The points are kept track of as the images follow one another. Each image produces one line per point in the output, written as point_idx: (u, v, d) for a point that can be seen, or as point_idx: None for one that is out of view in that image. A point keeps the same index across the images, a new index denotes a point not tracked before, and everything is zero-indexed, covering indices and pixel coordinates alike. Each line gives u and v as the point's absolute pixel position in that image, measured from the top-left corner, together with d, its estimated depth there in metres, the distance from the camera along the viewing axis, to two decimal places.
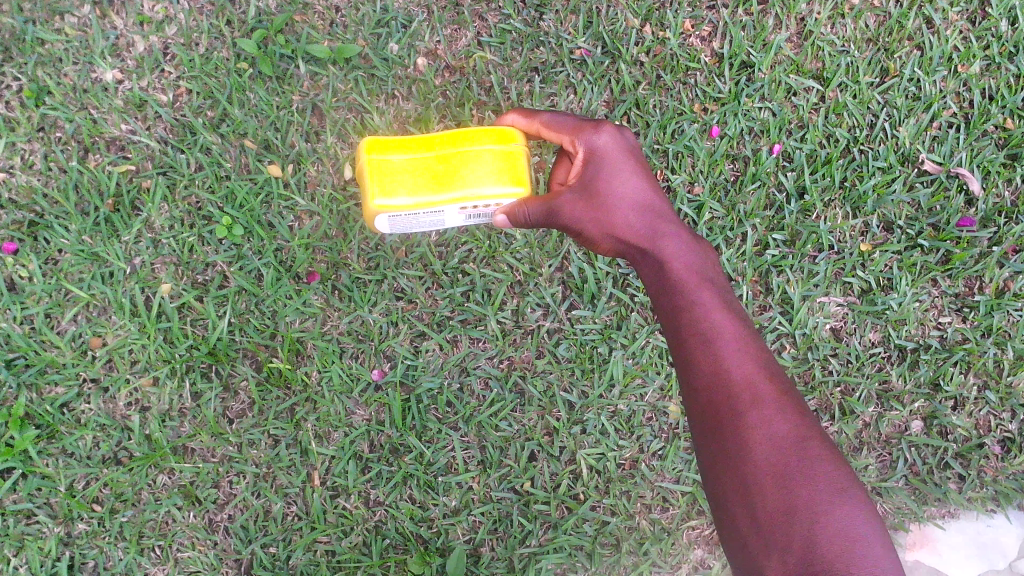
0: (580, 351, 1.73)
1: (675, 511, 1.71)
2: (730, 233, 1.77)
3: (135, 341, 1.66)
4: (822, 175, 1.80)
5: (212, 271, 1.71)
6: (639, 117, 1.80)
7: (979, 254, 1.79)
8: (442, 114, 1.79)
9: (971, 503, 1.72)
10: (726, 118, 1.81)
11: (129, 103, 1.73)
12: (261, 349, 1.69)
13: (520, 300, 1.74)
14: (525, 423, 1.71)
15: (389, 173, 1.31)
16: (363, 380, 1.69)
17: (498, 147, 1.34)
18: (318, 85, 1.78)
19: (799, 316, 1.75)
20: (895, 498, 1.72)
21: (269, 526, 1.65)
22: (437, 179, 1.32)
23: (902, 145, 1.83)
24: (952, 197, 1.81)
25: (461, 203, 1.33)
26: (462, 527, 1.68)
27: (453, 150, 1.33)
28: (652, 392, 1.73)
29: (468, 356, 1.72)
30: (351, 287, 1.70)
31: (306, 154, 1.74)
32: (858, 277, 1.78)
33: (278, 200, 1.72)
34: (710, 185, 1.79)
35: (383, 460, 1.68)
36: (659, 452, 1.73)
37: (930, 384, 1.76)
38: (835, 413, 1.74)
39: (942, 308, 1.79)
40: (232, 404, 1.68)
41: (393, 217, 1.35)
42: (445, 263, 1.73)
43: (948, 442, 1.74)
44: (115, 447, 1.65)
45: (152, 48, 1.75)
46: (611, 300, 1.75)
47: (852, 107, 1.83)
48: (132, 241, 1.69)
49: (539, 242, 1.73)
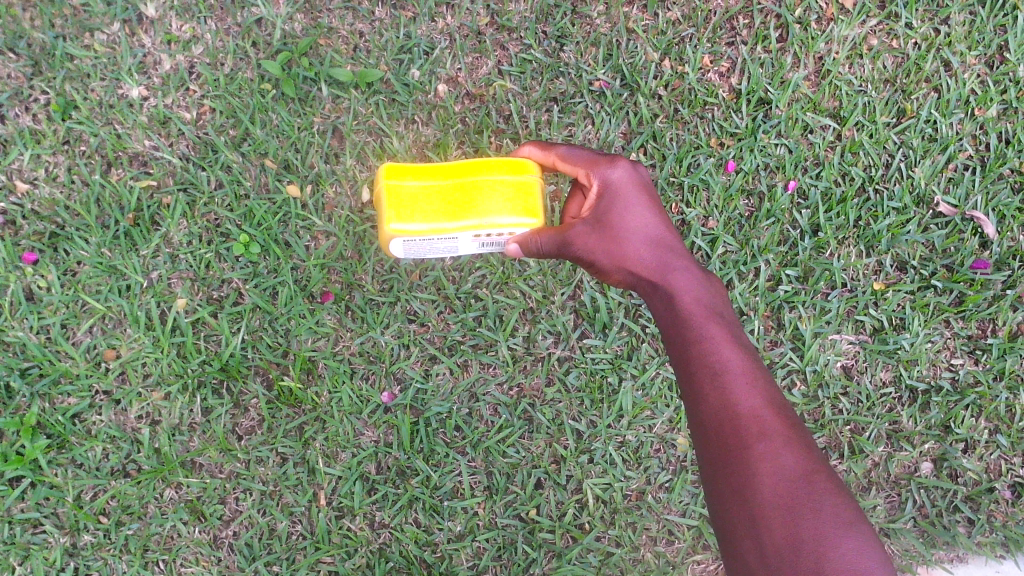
0: (589, 380, 1.73)
1: (680, 545, 1.70)
2: (743, 268, 1.77)
3: (149, 354, 1.68)
4: (837, 214, 1.81)
5: (227, 288, 1.73)
6: (656, 150, 1.81)
7: (993, 296, 1.79)
8: (461, 140, 1.81)
9: (980, 547, 1.69)
10: (742, 154, 1.83)
11: (154, 120, 1.77)
12: (273, 367, 1.70)
13: (532, 327, 1.75)
14: (532, 451, 1.71)
15: (404, 199, 1.33)
16: (372, 401, 1.69)
17: (518, 181, 1.36)
18: (340, 108, 1.80)
19: (810, 352, 1.74)
20: (903, 540, 1.70)
21: (273, 545, 1.65)
22: (454, 208, 1.33)
23: (917, 186, 1.83)
24: (967, 239, 1.81)
25: (475, 231, 1.33)
26: (466, 553, 1.67)
27: (471, 181, 1.35)
28: (660, 424, 1.73)
29: (478, 381, 1.72)
30: (365, 308, 1.72)
31: (325, 176, 1.76)
32: (870, 316, 1.78)
33: (296, 220, 1.74)
34: (724, 220, 1.80)
35: (389, 483, 1.68)
36: (666, 485, 1.72)
37: (941, 426, 1.75)
38: (844, 451, 1.73)
39: (954, 349, 1.78)
40: (242, 421, 1.69)
41: (408, 242, 1.36)
42: (458, 288, 1.74)
43: (958, 485, 1.72)
44: (124, 460, 1.65)
45: (178, 67, 1.78)
46: (623, 329, 1.75)
47: (868, 146, 1.84)
48: (150, 255, 1.71)
49: (553, 270, 1.74)
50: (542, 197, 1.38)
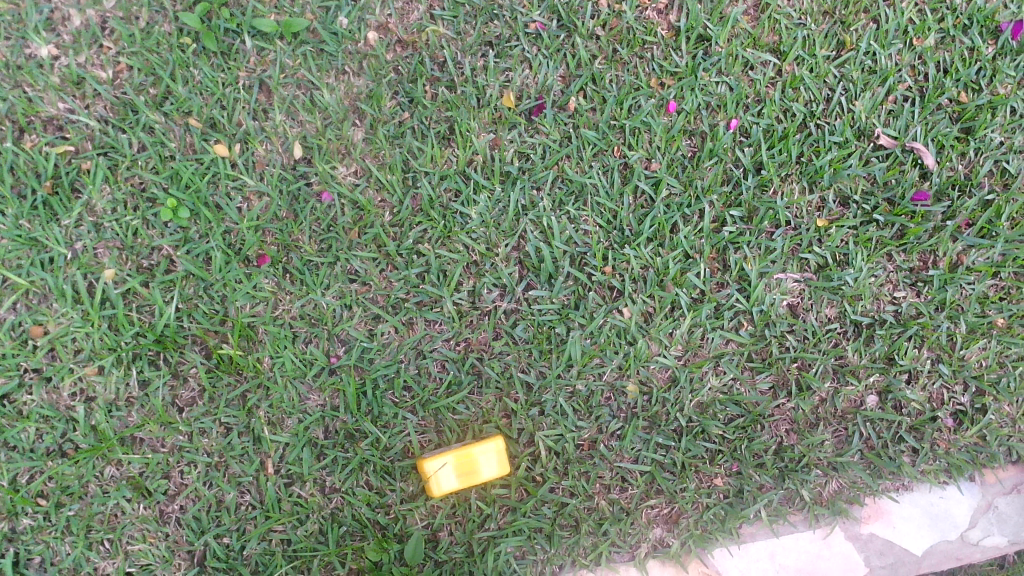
0: (537, 331, 1.69)
1: (633, 491, 1.68)
2: (687, 210, 1.76)
3: (78, 329, 1.62)
4: (779, 151, 1.79)
5: (157, 256, 1.67)
6: (595, 93, 1.78)
7: (933, 228, 1.78)
8: (395, 90, 1.75)
9: (924, 476, 1.73)
10: (683, 93, 1.79)
11: (67, 81, 1.68)
12: (210, 335, 1.65)
13: (476, 280, 1.71)
14: (482, 406, 1.68)
15: (476, 469, 1.56)
16: (317, 364, 1.65)
17: (482, 465, 1.56)
18: (265, 61, 1.74)
19: (756, 293, 1.73)
20: (850, 473, 1.71)
21: (222, 517, 1.62)
22: (471, 458, 1.55)
23: (857, 120, 1.81)
24: (907, 171, 1.80)
25: (453, 473, 1.55)
26: (420, 513, 1.64)
27: (477, 477, 1.56)
28: (610, 371, 1.70)
29: (425, 339, 1.69)
30: (303, 270, 1.67)
31: (254, 133, 1.71)
32: (815, 253, 1.77)
33: (226, 180, 1.69)
34: (667, 162, 1.77)
35: (338, 447, 1.64)
36: (618, 433, 1.70)
37: (885, 358, 1.75)
38: (792, 389, 1.72)
39: (896, 282, 1.77)
40: (182, 392, 1.64)
41: (473, 462, 1.55)
42: (400, 244, 1.70)
43: (902, 417, 1.73)
44: (60, 439, 1.60)
45: (89, 22, 1.70)
46: (568, 279, 1.73)
47: (808, 81, 1.80)
48: (72, 225, 1.64)
49: (495, 221, 1.72)
50: (439, 475, 1.55)
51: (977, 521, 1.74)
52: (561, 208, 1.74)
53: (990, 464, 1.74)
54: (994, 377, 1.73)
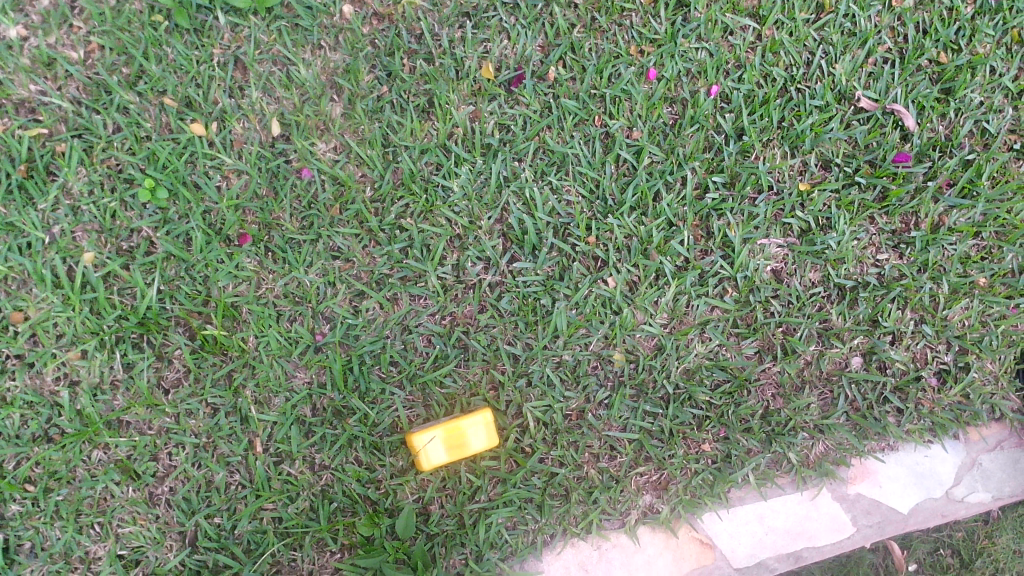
0: (522, 304, 1.69)
1: (622, 459, 1.69)
2: (670, 178, 1.75)
3: (60, 314, 1.60)
4: (760, 116, 1.78)
5: (137, 238, 1.65)
6: (575, 62, 1.77)
7: (915, 189, 1.78)
8: (372, 64, 1.73)
9: (909, 435, 1.74)
10: (663, 60, 1.78)
11: (37, 62, 1.66)
12: (194, 316, 1.64)
13: (460, 254, 1.70)
14: (469, 379, 1.67)
15: (465, 442, 1.56)
16: (302, 342, 1.65)
17: (470, 438, 1.56)
18: (239, 37, 1.71)
19: (740, 259, 1.73)
20: (836, 435, 1.73)
21: (212, 497, 1.62)
22: (459, 431, 1.54)
23: (838, 83, 1.80)
24: (888, 133, 1.80)
25: (442, 447, 1.55)
26: (411, 487, 1.64)
27: (466, 450, 1.56)
28: (596, 341, 1.70)
29: (410, 314, 1.68)
30: (286, 248, 1.66)
31: (230, 111, 1.69)
32: (798, 218, 1.77)
33: (204, 160, 1.67)
34: (648, 130, 1.76)
35: (326, 424, 1.64)
36: (605, 402, 1.70)
37: (869, 321, 1.76)
38: (777, 353, 1.73)
39: (879, 245, 1.78)
40: (166, 374, 1.63)
41: (462, 435, 1.55)
42: (382, 219, 1.69)
43: (886, 377, 1.75)
44: (45, 425, 1.59)
45: (58, 2, 1.67)
46: (552, 250, 1.72)
47: (788, 45, 1.80)
48: (49, 209, 1.63)
49: (477, 194, 1.71)
50: (428, 450, 1.55)
51: (962, 478, 1.76)
52: (543, 179, 1.74)
53: (974, 422, 1.75)
54: (976, 336, 1.75)
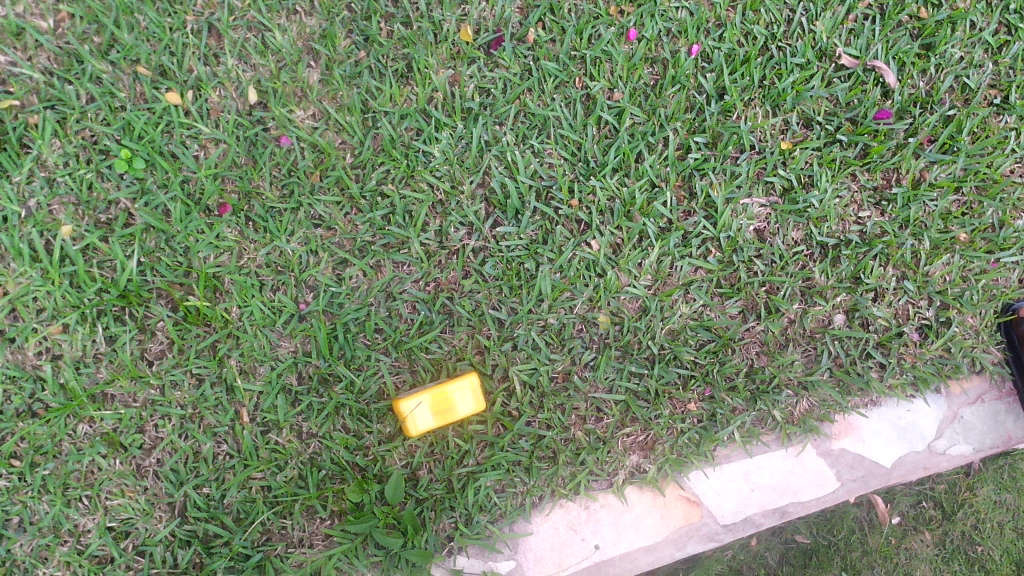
0: (506, 268, 1.69)
1: (609, 420, 1.70)
2: (651, 139, 1.74)
3: (39, 288, 1.59)
4: (741, 75, 1.77)
5: (115, 210, 1.63)
6: (554, 23, 1.75)
7: (896, 146, 1.79)
8: (349, 29, 1.71)
9: (891, 390, 1.76)
10: (643, 20, 1.76)
11: (5, 32, 1.62)
12: (175, 288, 1.63)
13: (443, 220, 1.69)
14: (455, 344, 1.67)
15: (453, 408, 1.56)
16: (286, 311, 1.64)
17: (457, 404, 1.56)
18: (212, 3, 1.68)
19: (723, 219, 1.73)
20: (820, 391, 1.74)
21: (199, 467, 1.61)
22: (447, 396, 1.55)
23: (819, 40, 1.79)
24: (869, 89, 1.79)
25: (429, 412, 1.55)
26: (399, 453, 1.65)
27: (454, 415, 1.57)
28: (581, 304, 1.70)
29: (394, 280, 1.67)
30: (266, 217, 1.65)
31: (205, 79, 1.66)
32: (780, 176, 1.77)
33: (180, 129, 1.65)
34: (629, 91, 1.75)
35: (313, 392, 1.64)
36: (591, 363, 1.70)
37: (852, 278, 1.77)
38: (761, 312, 1.74)
39: (861, 202, 1.78)
40: (150, 346, 1.62)
41: (449, 399, 1.55)
42: (363, 186, 1.68)
43: (869, 333, 1.76)
44: (29, 399, 1.59)
45: None
46: (535, 215, 1.72)
47: (768, 2, 1.79)
48: (24, 182, 1.60)
49: (458, 158, 1.70)
50: (415, 414, 1.55)
51: (944, 431, 1.79)
52: (524, 142, 1.72)
53: (955, 375, 1.78)
54: (958, 292, 1.76)
